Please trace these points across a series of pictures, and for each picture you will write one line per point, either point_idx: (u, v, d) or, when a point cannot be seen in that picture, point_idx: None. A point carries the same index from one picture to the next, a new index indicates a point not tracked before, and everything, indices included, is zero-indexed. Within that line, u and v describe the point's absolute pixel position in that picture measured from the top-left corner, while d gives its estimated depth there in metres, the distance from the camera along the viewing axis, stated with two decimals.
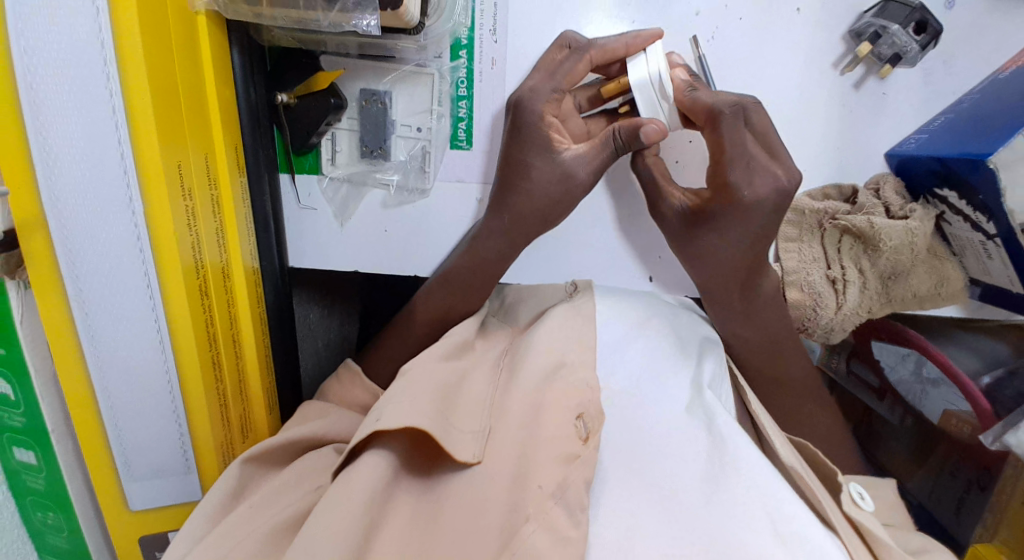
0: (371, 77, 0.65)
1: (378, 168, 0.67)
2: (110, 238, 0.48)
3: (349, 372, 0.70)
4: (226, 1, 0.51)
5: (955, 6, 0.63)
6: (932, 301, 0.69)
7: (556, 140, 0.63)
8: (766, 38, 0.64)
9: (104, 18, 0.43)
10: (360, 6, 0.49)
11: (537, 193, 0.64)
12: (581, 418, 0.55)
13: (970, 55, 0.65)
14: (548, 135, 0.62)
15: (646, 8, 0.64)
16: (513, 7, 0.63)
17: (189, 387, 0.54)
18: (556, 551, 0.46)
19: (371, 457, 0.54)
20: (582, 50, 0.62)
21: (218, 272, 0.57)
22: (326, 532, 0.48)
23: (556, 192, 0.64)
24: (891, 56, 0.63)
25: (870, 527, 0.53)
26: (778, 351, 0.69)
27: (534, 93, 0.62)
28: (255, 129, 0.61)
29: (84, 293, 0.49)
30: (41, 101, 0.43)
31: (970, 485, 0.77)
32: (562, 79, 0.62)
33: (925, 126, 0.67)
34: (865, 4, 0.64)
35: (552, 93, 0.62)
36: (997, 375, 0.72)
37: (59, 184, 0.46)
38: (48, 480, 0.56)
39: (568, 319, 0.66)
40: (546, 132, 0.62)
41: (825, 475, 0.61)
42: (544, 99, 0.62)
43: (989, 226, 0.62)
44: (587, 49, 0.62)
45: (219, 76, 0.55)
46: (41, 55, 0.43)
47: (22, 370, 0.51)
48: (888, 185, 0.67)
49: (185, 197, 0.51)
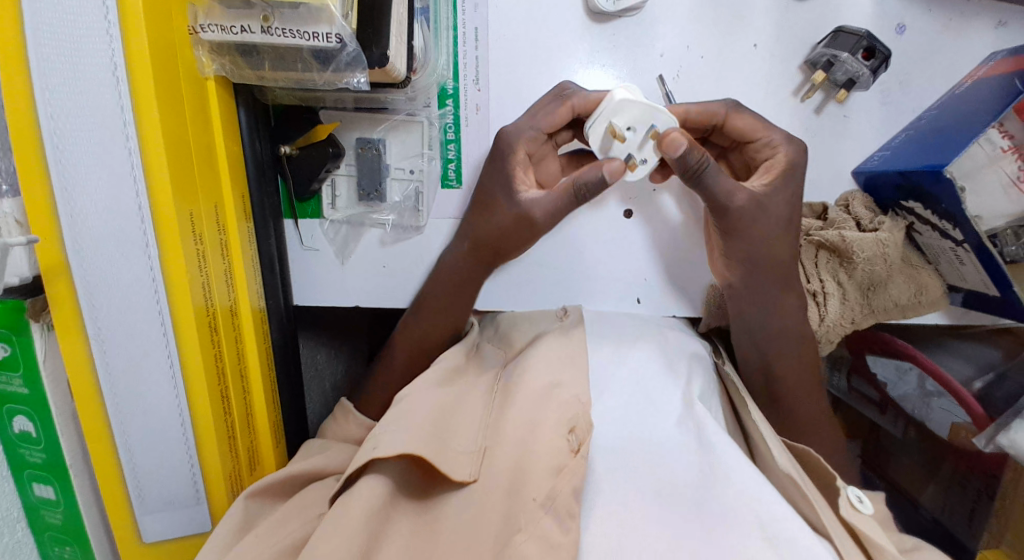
0: (365, 127, 0.70)
1: (375, 209, 0.72)
2: (127, 281, 0.52)
3: (343, 410, 0.73)
4: (234, 68, 0.57)
5: (904, 33, 0.68)
6: (914, 309, 0.71)
7: (519, 178, 0.68)
8: (728, 71, 0.70)
9: (123, 85, 0.49)
10: (352, 65, 0.54)
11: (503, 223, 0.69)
12: (573, 431, 0.59)
13: (924, 75, 0.69)
14: (512, 172, 0.68)
15: (615, 51, 0.69)
16: (492, 59, 0.70)
17: (201, 418, 0.57)
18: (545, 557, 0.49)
19: (370, 480, 0.57)
20: (566, 96, 0.67)
21: (227, 311, 0.61)
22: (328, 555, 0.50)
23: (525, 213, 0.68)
24: (846, 81, 0.67)
25: (869, 532, 0.54)
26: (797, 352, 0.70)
27: (514, 129, 0.67)
28: (261, 178, 0.66)
29: (102, 332, 0.52)
30: (66, 159, 0.48)
31: (978, 495, 0.77)
32: (542, 120, 0.67)
33: (887, 143, 0.70)
34: (818, 36, 0.69)
35: (530, 130, 0.67)
36: (987, 379, 0.74)
37: (80, 233, 0.50)
38: (67, 513, 0.58)
39: (562, 342, 0.70)
40: (513, 168, 0.68)
41: (828, 483, 0.61)
42: (522, 134, 0.67)
43: (956, 233, 0.64)
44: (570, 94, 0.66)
45: (228, 132, 0.61)
46: (66, 119, 0.48)
47: (45, 407, 0.55)
48: (858, 201, 0.70)
49: (196, 241, 0.55)
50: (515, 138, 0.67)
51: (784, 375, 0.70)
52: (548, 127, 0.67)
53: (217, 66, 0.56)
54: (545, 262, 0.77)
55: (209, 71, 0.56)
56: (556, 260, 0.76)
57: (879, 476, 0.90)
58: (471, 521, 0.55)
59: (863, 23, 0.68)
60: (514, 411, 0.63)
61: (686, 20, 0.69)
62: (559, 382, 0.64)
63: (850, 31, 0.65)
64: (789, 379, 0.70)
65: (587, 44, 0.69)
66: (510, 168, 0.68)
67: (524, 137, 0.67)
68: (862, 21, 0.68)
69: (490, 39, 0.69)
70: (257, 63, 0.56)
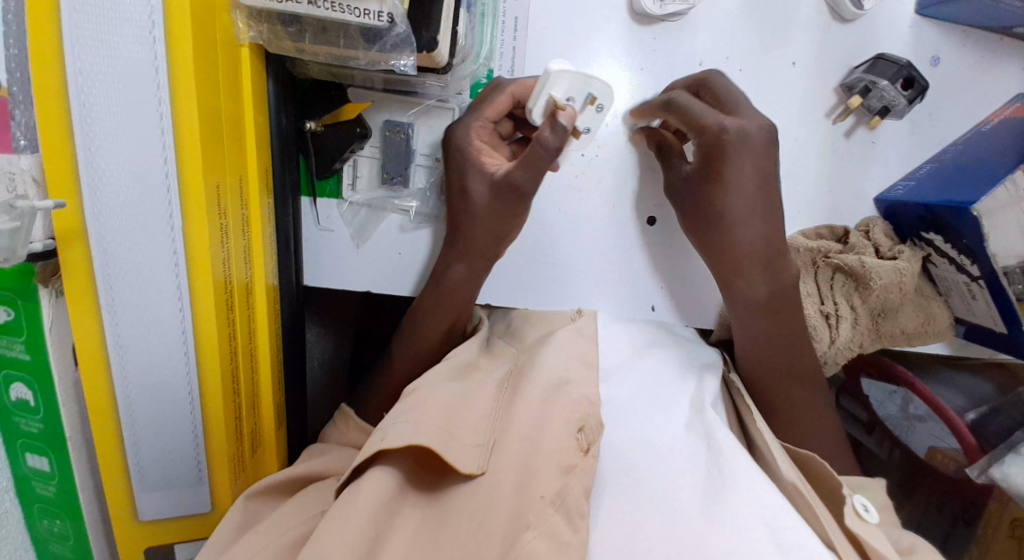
0: (395, 109, 0.68)
1: (397, 195, 0.71)
2: (147, 252, 0.50)
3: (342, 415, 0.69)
4: (272, 37, 0.54)
5: (939, 65, 0.69)
6: (920, 338, 0.73)
7: (486, 161, 0.66)
8: (765, 86, 0.69)
9: (160, 47, 0.46)
10: (399, 47, 0.52)
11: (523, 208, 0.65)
12: (582, 430, 0.57)
13: (953, 108, 0.70)
14: (474, 155, 0.66)
15: (655, 57, 0.69)
16: (530, 51, 0.68)
17: (211, 397, 0.56)
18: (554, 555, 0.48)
19: (375, 473, 0.55)
20: (501, 86, 0.66)
21: (243, 288, 0.59)
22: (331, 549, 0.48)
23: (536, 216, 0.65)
24: (880, 108, 0.67)
25: (872, 541, 0.52)
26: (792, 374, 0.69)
27: (457, 122, 0.67)
28: (284, 154, 0.64)
29: (116, 303, 0.50)
30: (93, 121, 0.46)
31: (955, 520, 0.82)
32: (485, 109, 0.66)
33: (911, 173, 0.71)
34: (856, 60, 0.69)
35: (473, 121, 0.66)
36: (980, 412, 0.76)
37: (102, 199, 0.47)
38: (60, 487, 0.56)
39: (575, 341, 0.68)
40: (476, 155, 0.66)
41: (832, 493, 0.59)
42: (467, 125, 0.66)
43: (973, 268, 0.66)
44: (502, 85, 0.67)
45: (257, 103, 0.59)
46: (96, 78, 0.45)
47: (47, 377, 0.52)
48: (877, 228, 0.71)
49: (221, 216, 0.53)
50: (465, 132, 0.66)
51: (794, 394, 0.68)
52: (489, 115, 0.66)
53: (254, 33, 0.54)
54: (562, 262, 0.76)
55: (245, 38, 0.54)
56: (572, 260, 0.76)
57: None
58: (479, 512, 0.52)
59: (901, 51, 0.68)
60: (522, 408, 0.60)
61: (726, 31, 0.68)
62: (568, 379, 0.63)
63: (890, 59, 0.66)
64: (801, 400, 0.69)
65: (626, 45, 0.68)
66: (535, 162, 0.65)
67: (469, 130, 0.66)
68: (900, 50, 0.68)
69: (529, 31, 0.67)
70: (298, 35, 0.53)
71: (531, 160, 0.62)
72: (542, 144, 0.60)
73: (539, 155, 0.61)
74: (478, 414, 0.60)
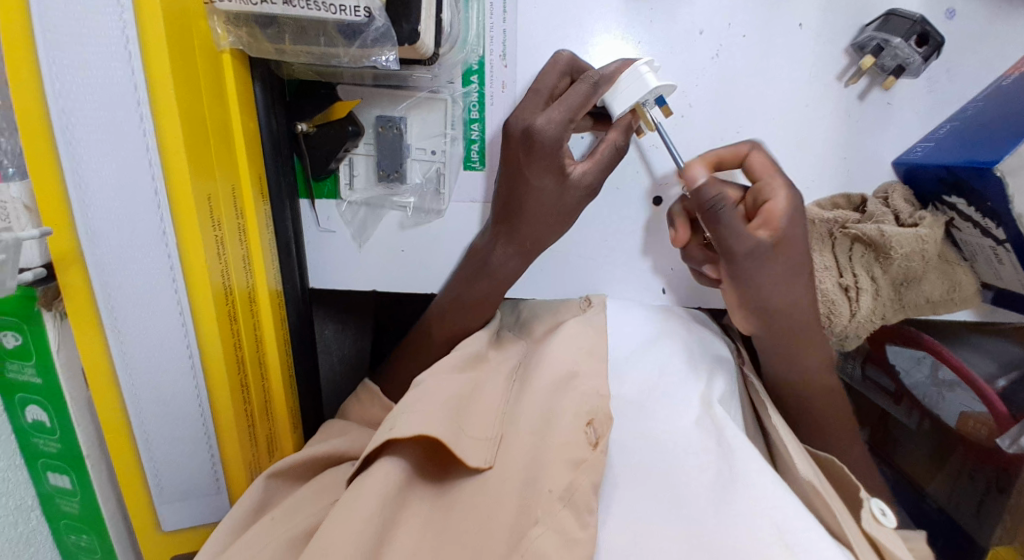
0: (386, 104, 0.67)
1: (395, 192, 0.69)
2: (144, 270, 0.50)
3: (368, 392, 0.72)
4: (251, 41, 0.53)
5: (955, 17, 0.64)
6: (945, 306, 0.70)
7: (567, 163, 0.62)
8: (771, 52, 0.66)
9: (136, 62, 0.45)
10: (380, 42, 0.52)
11: (533, 203, 0.63)
12: (592, 424, 0.56)
13: (974, 62, 0.66)
14: (562, 160, 0.61)
15: (654, 29, 0.65)
16: (521, 33, 0.65)
17: (218, 407, 0.56)
18: (562, 552, 0.47)
19: (385, 463, 0.53)
20: (592, 81, 0.61)
21: (245, 296, 0.59)
22: (340, 544, 0.46)
23: (553, 203, 0.63)
24: (894, 68, 0.64)
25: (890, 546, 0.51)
26: (817, 411, 0.67)
27: (547, 124, 0.60)
28: (277, 157, 0.63)
29: (119, 321, 0.50)
30: (77, 141, 0.46)
31: (989, 485, 0.74)
32: (575, 109, 0.60)
33: (930, 134, 0.67)
34: (867, 18, 0.65)
35: (567, 122, 0.60)
36: (1012, 378, 0.74)
37: (93, 220, 0.47)
38: (83, 503, 0.58)
39: (582, 333, 0.66)
40: (559, 157, 0.61)
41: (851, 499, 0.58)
42: (560, 128, 0.60)
43: (999, 232, 0.62)
44: (597, 81, 0.61)
45: (243, 108, 0.58)
46: (77, 97, 0.45)
47: (59, 398, 0.53)
48: (897, 194, 0.68)
49: (215, 227, 0.53)
50: (556, 135, 0.60)
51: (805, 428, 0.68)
52: (578, 115, 0.61)
53: (233, 37, 0.53)
54: (569, 250, 0.74)
55: (224, 43, 0.53)
56: (578, 248, 0.74)
57: (889, 465, 0.90)
58: (489, 508, 0.51)
59: (915, 6, 0.64)
60: (533, 400, 0.60)
61: None
62: (577, 371, 0.61)
63: (903, 14, 0.62)
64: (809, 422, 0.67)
65: (622, 19, 0.65)
66: (520, 140, 0.62)
67: (563, 130, 0.60)
68: (913, 4, 0.64)
69: (519, 11, 0.65)
70: (277, 36, 0.53)
71: (608, 164, 0.63)
72: (618, 147, 0.62)
73: (611, 157, 0.63)
74: (489, 410, 0.59)
